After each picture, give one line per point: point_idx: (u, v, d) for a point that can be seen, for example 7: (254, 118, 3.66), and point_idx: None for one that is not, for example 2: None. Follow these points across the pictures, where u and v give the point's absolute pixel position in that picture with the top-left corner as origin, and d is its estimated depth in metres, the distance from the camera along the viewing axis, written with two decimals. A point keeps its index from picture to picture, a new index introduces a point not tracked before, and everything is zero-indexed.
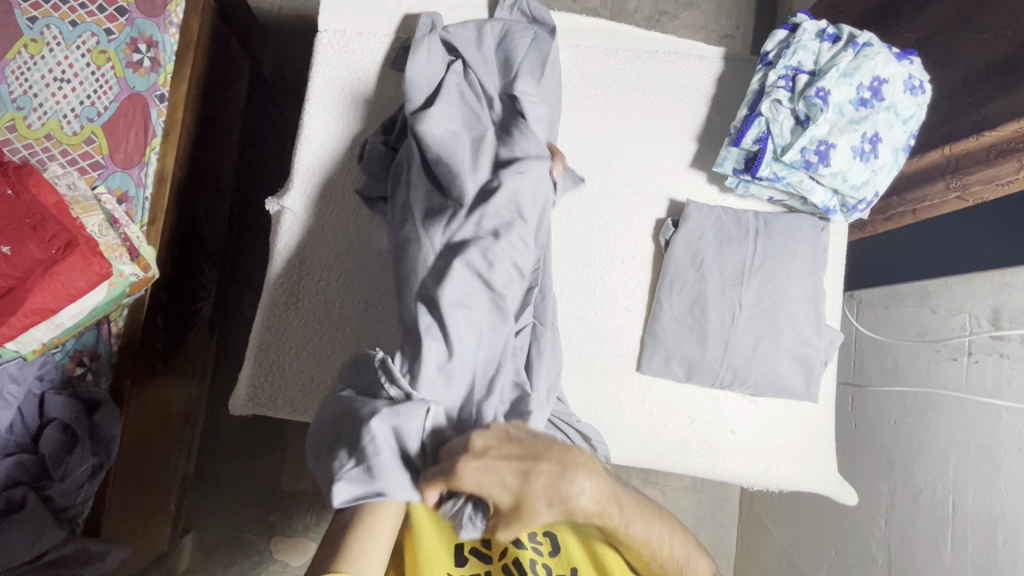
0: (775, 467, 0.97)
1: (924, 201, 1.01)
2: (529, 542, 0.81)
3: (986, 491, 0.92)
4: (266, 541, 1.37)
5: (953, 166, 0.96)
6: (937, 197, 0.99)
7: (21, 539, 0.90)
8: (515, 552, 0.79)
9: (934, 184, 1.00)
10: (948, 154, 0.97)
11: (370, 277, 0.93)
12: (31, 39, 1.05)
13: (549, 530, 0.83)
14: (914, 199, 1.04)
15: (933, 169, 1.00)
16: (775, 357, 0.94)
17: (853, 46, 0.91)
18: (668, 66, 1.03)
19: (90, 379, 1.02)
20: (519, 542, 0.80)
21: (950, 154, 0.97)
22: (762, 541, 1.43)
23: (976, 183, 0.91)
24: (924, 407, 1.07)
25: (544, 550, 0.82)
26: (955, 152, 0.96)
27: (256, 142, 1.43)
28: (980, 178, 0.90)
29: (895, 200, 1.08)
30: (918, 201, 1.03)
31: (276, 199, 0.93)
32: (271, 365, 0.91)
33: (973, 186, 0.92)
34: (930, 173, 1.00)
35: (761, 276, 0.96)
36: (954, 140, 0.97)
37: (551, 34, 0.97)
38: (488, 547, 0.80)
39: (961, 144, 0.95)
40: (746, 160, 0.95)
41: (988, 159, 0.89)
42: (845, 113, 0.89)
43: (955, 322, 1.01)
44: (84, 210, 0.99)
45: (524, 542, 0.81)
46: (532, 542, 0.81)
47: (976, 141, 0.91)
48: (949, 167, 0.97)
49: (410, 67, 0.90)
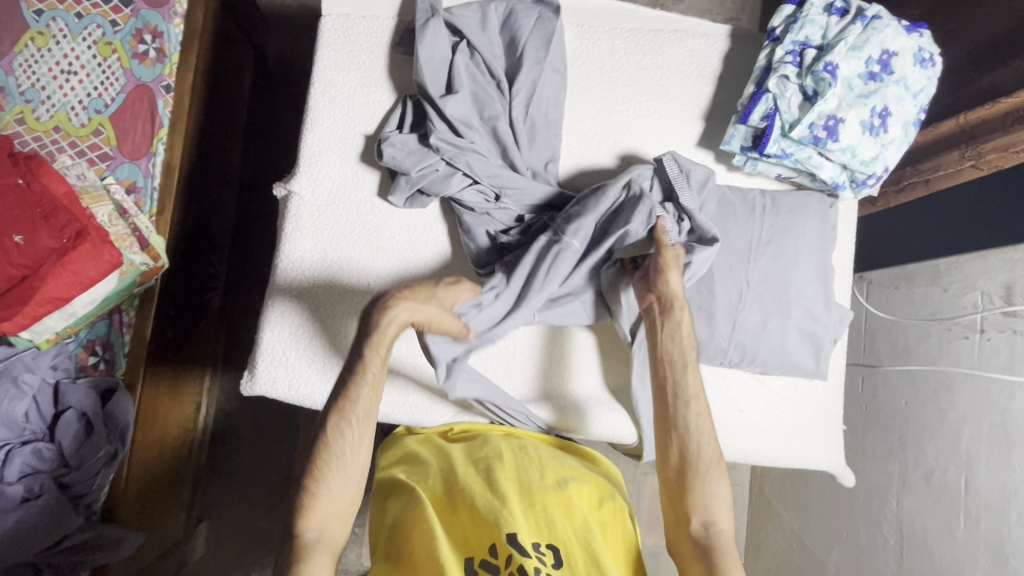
0: (784, 446, 0.98)
1: (940, 170, 0.98)
2: (534, 550, 0.74)
3: (999, 468, 0.92)
4: (279, 529, 1.38)
5: (970, 135, 0.92)
6: (953, 165, 0.96)
7: (38, 527, 0.92)
8: (520, 561, 0.71)
9: (950, 152, 0.96)
10: (963, 123, 0.93)
11: (384, 260, 0.93)
12: (37, 32, 1.06)
13: (552, 543, 0.76)
14: (929, 168, 1.00)
15: (949, 140, 0.96)
16: (784, 335, 0.94)
17: (862, 19, 0.90)
18: (673, 45, 1.02)
19: (103, 368, 1.04)
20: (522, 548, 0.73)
21: (965, 122, 0.93)
22: (772, 526, 1.43)
23: (993, 151, 0.89)
24: (936, 385, 1.06)
25: (550, 562, 0.74)
26: (969, 121, 0.92)
27: (264, 132, 1.44)
28: (997, 146, 0.88)
29: (908, 170, 1.05)
30: (931, 171, 1.00)
31: (283, 183, 0.94)
32: (283, 349, 0.91)
33: (990, 155, 0.89)
34: (945, 144, 0.97)
35: (768, 253, 0.95)
36: (968, 108, 0.94)
37: (557, 13, 0.96)
38: (496, 556, 0.73)
39: (975, 113, 0.91)
40: (754, 137, 0.94)
41: (1006, 125, 0.86)
42: (854, 88, 0.89)
43: (967, 300, 1.00)
44: (94, 200, 1.00)
45: (529, 549, 0.73)
46: (536, 552, 0.74)
47: (992, 108, 0.88)
48: (964, 136, 0.93)
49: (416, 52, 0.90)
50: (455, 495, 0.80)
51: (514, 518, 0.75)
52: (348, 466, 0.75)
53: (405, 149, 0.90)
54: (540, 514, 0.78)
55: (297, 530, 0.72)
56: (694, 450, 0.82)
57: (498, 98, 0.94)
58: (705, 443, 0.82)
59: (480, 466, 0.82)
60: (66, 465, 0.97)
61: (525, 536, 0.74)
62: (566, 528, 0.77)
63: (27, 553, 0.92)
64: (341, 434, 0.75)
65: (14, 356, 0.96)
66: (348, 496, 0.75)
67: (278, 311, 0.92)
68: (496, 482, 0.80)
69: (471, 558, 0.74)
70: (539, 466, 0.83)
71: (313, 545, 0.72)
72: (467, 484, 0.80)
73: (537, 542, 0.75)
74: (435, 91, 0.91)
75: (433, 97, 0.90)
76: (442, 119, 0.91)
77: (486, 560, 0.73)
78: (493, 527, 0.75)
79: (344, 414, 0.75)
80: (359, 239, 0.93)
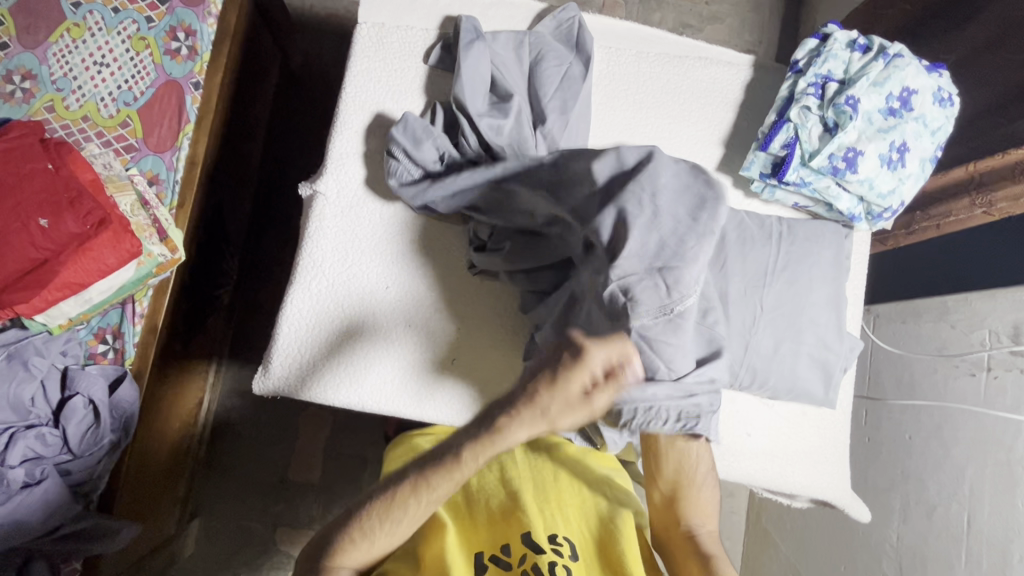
0: (790, 472, 0.97)
1: (949, 216, 1.00)
2: (549, 542, 0.75)
3: (1003, 508, 0.91)
4: (272, 531, 1.37)
5: (978, 183, 0.94)
6: (962, 212, 0.98)
7: (34, 514, 0.91)
8: (535, 559, 0.72)
9: (958, 199, 0.98)
10: (971, 171, 0.95)
11: (413, 266, 0.95)
12: (74, 24, 1.08)
13: (567, 535, 0.78)
14: (938, 214, 1.02)
15: (958, 188, 0.98)
16: (795, 361, 0.95)
17: (884, 57, 0.92)
18: (698, 71, 1.04)
19: (111, 357, 1.02)
20: (538, 545, 0.73)
21: (974, 172, 0.94)
22: (768, 555, 1.42)
23: (1004, 201, 0.90)
24: (941, 421, 1.06)
25: (566, 553, 0.75)
26: (979, 169, 0.94)
27: (287, 133, 1.46)
28: (1007, 197, 0.89)
29: (919, 214, 1.06)
30: (939, 219, 1.02)
31: (309, 182, 0.95)
32: (297, 347, 0.91)
33: (1000, 203, 0.91)
34: (953, 192, 0.99)
35: (784, 279, 0.96)
36: (978, 158, 0.94)
37: (585, 65, 0.98)
38: (508, 553, 0.74)
39: (986, 162, 0.92)
40: (773, 164, 0.96)
41: (1014, 176, 0.87)
42: (874, 122, 0.90)
43: (975, 337, 1.01)
44: (118, 189, 1.01)
45: (544, 544, 0.74)
46: (552, 545, 0.75)
47: (1000, 159, 0.90)
48: (972, 184, 0.95)
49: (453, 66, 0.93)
50: (471, 498, 0.81)
51: (531, 516, 0.77)
52: (395, 532, 0.70)
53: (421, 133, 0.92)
54: (555, 511, 0.80)
55: (329, 563, 0.70)
56: (692, 461, 0.85)
57: (515, 99, 0.93)
58: (703, 455, 0.86)
59: (494, 465, 0.84)
60: (67, 452, 0.96)
61: (540, 533, 0.75)
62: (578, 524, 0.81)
63: (24, 538, 0.91)
64: (403, 508, 0.70)
65: (25, 341, 0.95)
66: (378, 548, 0.71)
67: (294, 310, 0.92)
68: (512, 481, 0.82)
69: (481, 553, 0.75)
70: (553, 470, 0.86)
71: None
72: (485, 482, 0.82)
73: (553, 535, 0.76)
74: (472, 106, 0.91)
75: (468, 110, 0.91)
76: (474, 132, 0.92)
77: (498, 557, 0.74)
78: (508, 527, 0.77)
79: (418, 491, 0.69)
80: (377, 243, 0.95)
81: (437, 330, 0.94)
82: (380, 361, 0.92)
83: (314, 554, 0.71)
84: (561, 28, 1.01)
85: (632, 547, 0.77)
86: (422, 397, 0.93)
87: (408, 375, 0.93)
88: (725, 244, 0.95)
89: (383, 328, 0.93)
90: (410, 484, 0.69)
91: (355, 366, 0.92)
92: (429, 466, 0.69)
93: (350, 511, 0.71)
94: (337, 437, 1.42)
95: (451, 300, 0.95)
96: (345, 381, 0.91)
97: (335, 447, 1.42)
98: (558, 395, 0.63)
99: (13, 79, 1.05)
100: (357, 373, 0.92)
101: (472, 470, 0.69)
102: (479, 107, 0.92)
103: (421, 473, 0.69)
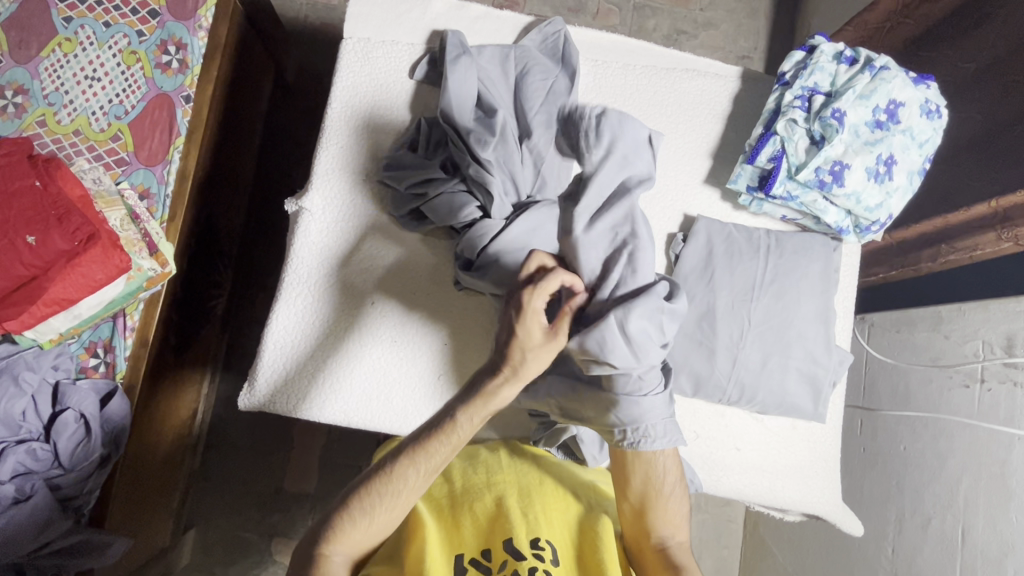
0: (780, 487, 0.97)
1: (975, 250, 0.96)
2: (531, 548, 0.74)
3: (998, 522, 0.90)
4: (266, 542, 1.37)
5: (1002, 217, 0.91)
6: (989, 247, 0.95)
7: (26, 530, 0.90)
8: (515, 565, 0.72)
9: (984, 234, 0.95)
10: (994, 206, 0.92)
11: (399, 281, 0.95)
12: (65, 38, 1.08)
13: (548, 540, 0.77)
14: (965, 247, 0.98)
15: (983, 221, 0.95)
16: (784, 375, 0.95)
17: (871, 69, 0.92)
18: (685, 83, 1.04)
19: (102, 370, 1.01)
20: (520, 553, 0.73)
21: (997, 206, 0.92)
22: (766, 565, 1.41)
23: None
24: (935, 433, 1.05)
25: (548, 558, 0.74)
26: (1001, 205, 0.91)
27: (280, 144, 1.46)
28: None
29: (945, 246, 1.02)
30: (968, 251, 0.97)
31: (295, 199, 0.95)
32: (284, 364, 0.92)
33: None
34: (977, 225, 0.96)
35: (771, 292, 0.96)
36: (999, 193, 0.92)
37: (573, 77, 0.98)
38: (488, 558, 0.74)
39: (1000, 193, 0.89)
40: (760, 177, 0.96)
41: None
42: (861, 135, 0.90)
43: (968, 348, 1.00)
44: (108, 204, 1.00)
45: (525, 550, 0.74)
46: (533, 549, 0.74)
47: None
48: (997, 218, 0.92)
49: (448, 85, 0.92)
50: (456, 500, 0.81)
51: (515, 521, 0.77)
52: (394, 508, 0.70)
53: (409, 166, 0.94)
54: (538, 514, 0.79)
55: (324, 550, 0.69)
56: (660, 472, 0.82)
57: (500, 113, 0.93)
58: (670, 465, 0.82)
59: (480, 469, 0.85)
60: (58, 467, 0.95)
61: (522, 539, 0.75)
62: (560, 530, 0.80)
63: (12, 555, 0.90)
64: (402, 481, 0.70)
65: (18, 355, 0.95)
66: (375, 530, 0.71)
67: (281, 326, 0.92)
68: (497, 486, 0.82)
69: (462, 555, 0.75)
70: (538, 476, 0.86)
71: (336, 568, 0.69)
72: (470, 488, 0.82)
73: (536, 539, 0.76)
74: (460, 120, 0.92)
75: (456, 124, 0.91)
76: (465, 145, 0.91)
77: (479, 561, 0.74)
78: (492, 532, 0.76)
79: (415, 461, 0.70)
80: (364, 256, 0.95)
81: (424, 343, 0.94)
82: (365, 376, 0.93)
83: (309, 541, 0.70)
84: (547, 41, 1.01)
85: (609, 551, 0.77)
86: (409, 412, 0.93)
87: (394, 390, 0.93)
88: (710, 257, 0.96)
89: (367, 342, 0.93)
90: (406, 454, 0.70)
91: (340, 381, 0.92)
92: (424, 434, 0.70)
93: (348, 491, 0.71)
94: (331, 446, 1.42)
95: (438, 313, 0.95)
96: (330, 397, 0.92)
97: (329, 459, 1.42)
98: (521, 343, 0.69)
99: (5, 94, 1.05)
100: (344, 389, 0.92)
101: (467, 436, 0.71)
102: (464, 119, 0.92)
103: (417, 441, 0.70)
